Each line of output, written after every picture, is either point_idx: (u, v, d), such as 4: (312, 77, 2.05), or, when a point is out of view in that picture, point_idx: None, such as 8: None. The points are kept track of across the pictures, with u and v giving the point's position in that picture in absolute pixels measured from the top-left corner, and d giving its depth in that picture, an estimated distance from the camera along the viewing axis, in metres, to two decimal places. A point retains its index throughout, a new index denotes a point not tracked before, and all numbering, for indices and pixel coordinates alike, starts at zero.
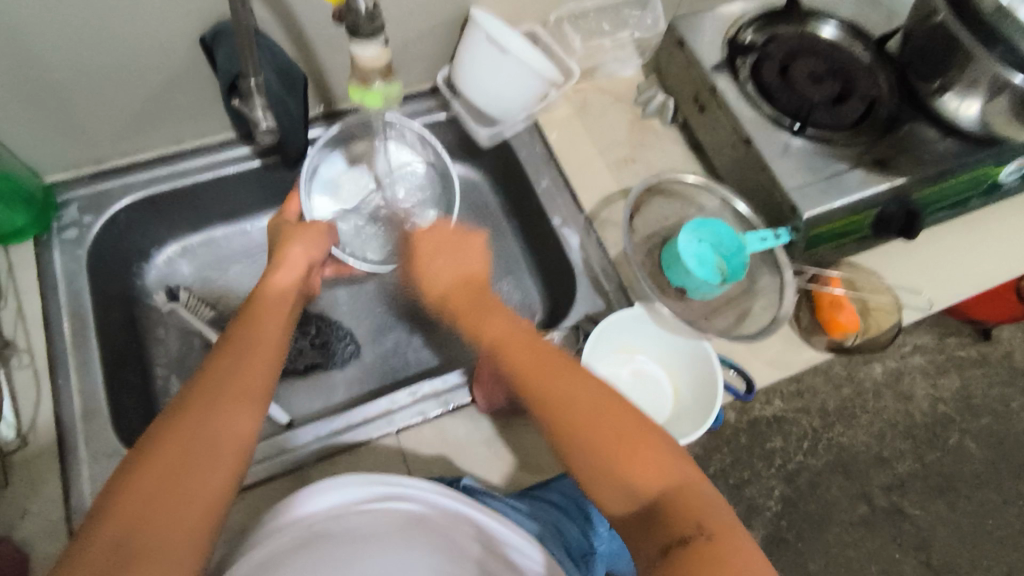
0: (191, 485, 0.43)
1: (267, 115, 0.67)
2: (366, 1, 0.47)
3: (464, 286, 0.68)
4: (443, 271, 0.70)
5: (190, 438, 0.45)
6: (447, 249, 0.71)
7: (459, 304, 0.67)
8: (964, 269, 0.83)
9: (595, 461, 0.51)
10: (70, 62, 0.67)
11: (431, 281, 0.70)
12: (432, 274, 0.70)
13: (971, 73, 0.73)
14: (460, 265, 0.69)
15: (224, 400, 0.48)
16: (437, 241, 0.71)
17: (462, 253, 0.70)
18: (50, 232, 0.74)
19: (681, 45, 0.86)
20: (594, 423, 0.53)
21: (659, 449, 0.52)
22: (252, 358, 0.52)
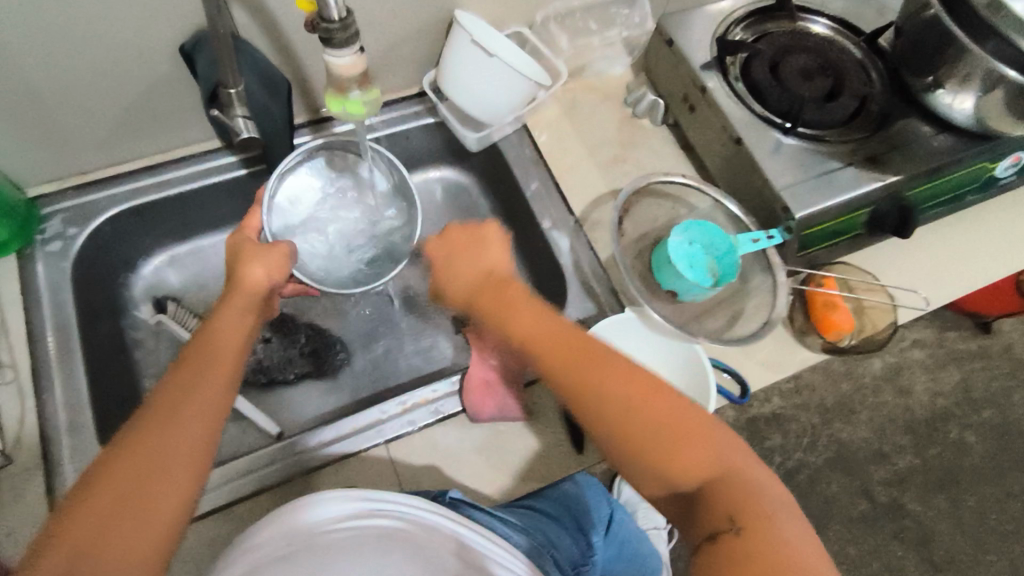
0: (130, 534, 0.41)
1: (247, 124, 0.66)
2: (338, 7, 0.45)
3: (488, 281, 0.61)
4: (462, 272, 0.63)
5: (143, 461, 0.44)
6: (458, 251, 0.65)
7: (483, 297, 0.60)
8: (959, 265, 0.82)
9: (640, 450, 0.47)
10: (48, 72, 0.66)
11: (455, 281, 0.64)
12: (452, 281, 0.63)
13: (964, 68, 0.71)
14: (474, 259, 0.63)
15: (182, 418, 0.47)
16: (453, 240, 0.66)
17: (476, 253, 0.64)
18: (33, 245, 0.74)
19: (670, 45, 0.85)
20: (630, 404, 0.48)
21: (700, 432, 0.48)
22: (209, 375, 0.50)
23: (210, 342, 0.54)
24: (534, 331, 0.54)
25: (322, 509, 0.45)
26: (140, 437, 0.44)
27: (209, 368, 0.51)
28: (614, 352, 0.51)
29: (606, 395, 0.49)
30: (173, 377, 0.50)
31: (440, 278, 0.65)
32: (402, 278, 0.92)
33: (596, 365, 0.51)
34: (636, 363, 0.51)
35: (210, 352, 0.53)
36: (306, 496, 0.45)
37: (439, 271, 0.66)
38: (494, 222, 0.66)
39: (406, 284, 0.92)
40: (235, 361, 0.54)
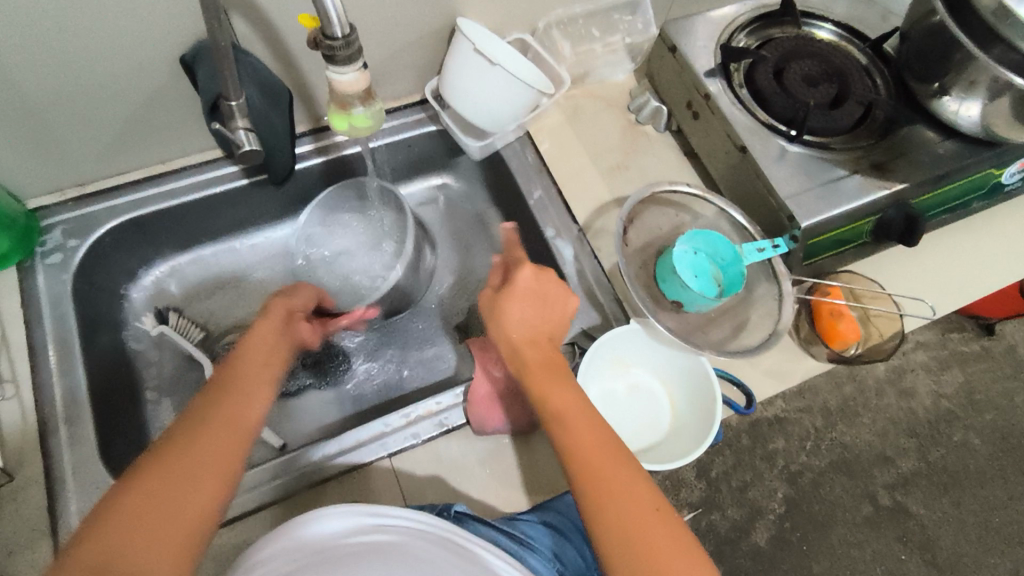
0: (171, 520, 0.43)
1: (249, 136, 0.65)
2: (342, 25, 0.45)
3: (543, 343, 0.63)
4: (532, 326, 0.64)
5: (173, 504, 0.44)
6: (536, 300, 0.65)
7: (526, 361, 0.62)
8: (965, 272, 0.82)
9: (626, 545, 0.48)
10: (48, 84, 0.65)
11: (511, 326, 0.64)
12: (512, 323, 0.64)
13: (970, 75, 0.70)
14: (541, 322, 0.64)
15: (210, 467, 0.47)
16: (531, 287, 0.65)
17: (553, 309, 0.65)
18: (33, 257, 0.73)
19: (673, 51, 0.84)
20: (630, 501, 0.50)
21: (683, 546, 0.49)
22: (242, 427, 0.51)
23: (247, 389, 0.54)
24: (574, 414, 0.56)
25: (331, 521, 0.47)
26: (171, 466, 0.45)
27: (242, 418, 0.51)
28: (632, 459, 0.54)
29: (614, 496, 0.51)
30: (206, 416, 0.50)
31: (501, 320, 0.64)
32: None
33: (606, 455, 0.53)
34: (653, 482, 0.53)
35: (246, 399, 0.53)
36: (317, 509, 0.47)
37: (496, 316, 0.65)
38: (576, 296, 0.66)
39: None
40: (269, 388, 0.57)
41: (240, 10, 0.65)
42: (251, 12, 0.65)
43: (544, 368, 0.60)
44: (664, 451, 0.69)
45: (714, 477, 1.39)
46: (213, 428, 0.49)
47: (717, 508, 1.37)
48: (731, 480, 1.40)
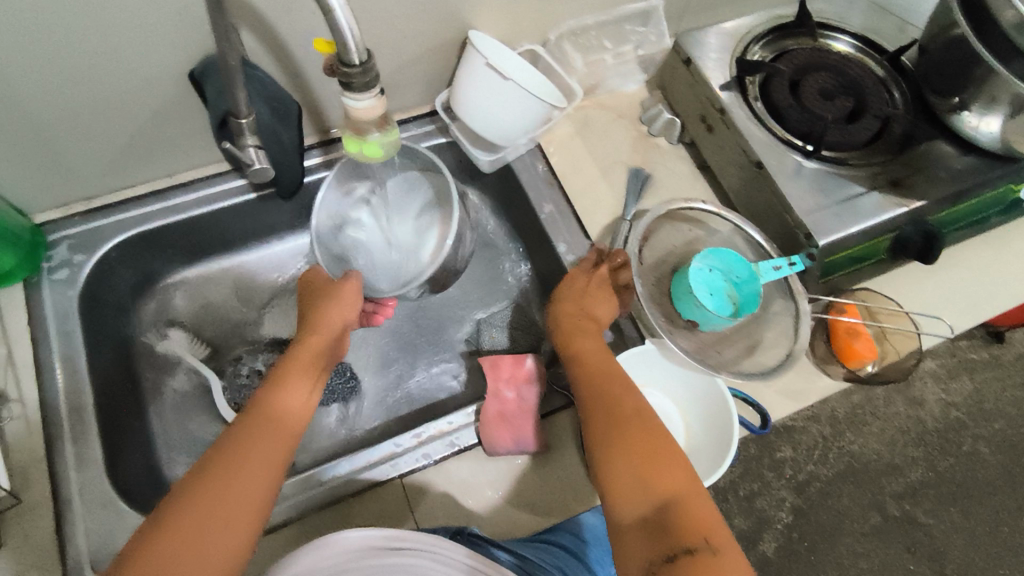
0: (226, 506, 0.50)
1: (258, 154, 0.65)
2: (359, 52, 0.44)
3: (583, 318, 0.70)
4: (597, 306, 0.71)
5: (232, 497, 0.50)
6: (585, 286, 0.72)
7: (572, 334, 0.69)
8: (982, 289, 0.81)
9: (626, 471, 0.54)
10: (54, 100, 0.64)
11: (566, 304, 0.71)
12: (563, 296, 0.72)
13: (991, 89, 0.69)
14: (586, 304, 0.71)
15: (256, 466, 0.53)
16: (581, 281, 0.73)
17: (600, 297, 0.72)
18: (39, 273, 0.72)
19: (687, 63, 0.83)
20: (637, 435, 0.57)
21: (675, 486, 0.53)
22: (291, 411, 0.59)
23: (286, 387, 0.61)
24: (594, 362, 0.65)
25: (348, 540, 0.50)
26: (220, 463, 0.52)
27: (282, 419, 0.58)
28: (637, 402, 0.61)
29: (620, 427, 0.58)
30: (253, 420, 0.56)
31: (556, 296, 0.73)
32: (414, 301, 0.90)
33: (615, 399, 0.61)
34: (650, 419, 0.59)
35: (284, 399, 0.59)
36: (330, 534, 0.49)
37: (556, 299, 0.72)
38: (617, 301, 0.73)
39: (417, 306, 0.90)
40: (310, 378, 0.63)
41: (248, 24, 0.64)
42: (260, 25, 0.64)
43: (592, 341, 0.68)
44: None
45: (722, 486, 1.38)
46: (250, 439, 0.54)
47: (725, 517, 1.37)
48: (738, 490, 1.39)
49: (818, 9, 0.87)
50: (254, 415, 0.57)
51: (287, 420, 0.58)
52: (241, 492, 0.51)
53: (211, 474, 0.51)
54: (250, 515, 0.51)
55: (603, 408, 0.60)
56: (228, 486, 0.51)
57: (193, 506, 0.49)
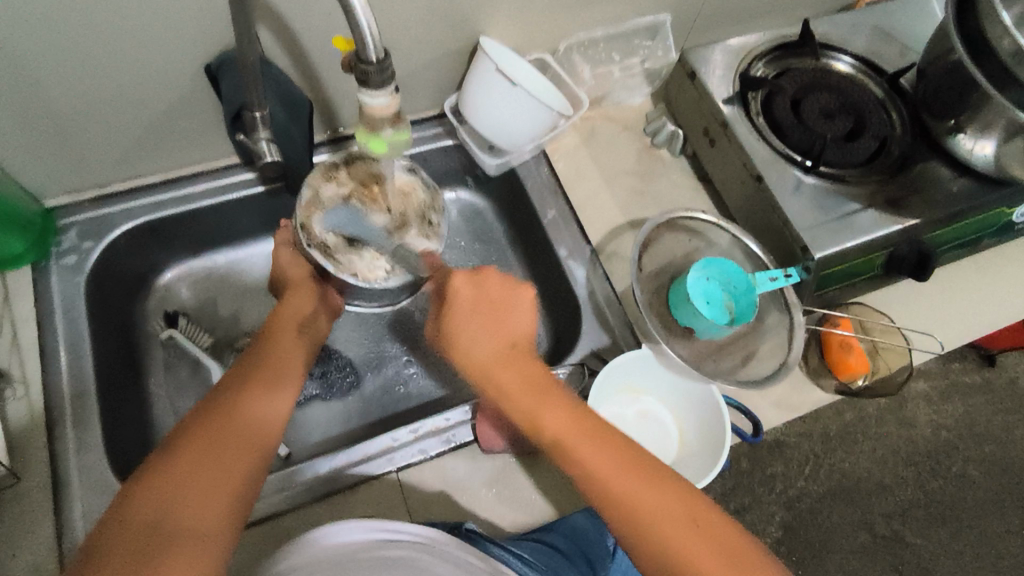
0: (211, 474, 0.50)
1: (270, 147, 0.67)
2: (377, 50, 0.46)
3: (509, 353, 0.61)
4: (478, 343, 0.61)
5: (215, 460, 0.51)
6: (483, 307, 0.62)
7: (509, 386, 0.60)
8: (973, 309, 0.82)
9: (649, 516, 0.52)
10: (73, 89, 0.65)
11: (473, 355, 0.61)
12: (477, 343, 0.61)
13: (986, 115, 0.71)
14: (500, 326, 0.62)
15: (237, 441, 0.53)
16: (482, 292, 0.63)
17: (502, 317, 0.62)
18: (47, 258, 0.73)
19: (692, 77, 0.85)
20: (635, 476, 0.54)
21: (708, 521, 0.53)
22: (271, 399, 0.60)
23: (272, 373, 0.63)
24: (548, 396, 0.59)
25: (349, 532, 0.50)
26: (194, 446, 0.51)
27: (263, 399, 0.59)
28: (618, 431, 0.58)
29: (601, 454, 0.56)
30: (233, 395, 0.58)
31: (455, 342, 0.62)
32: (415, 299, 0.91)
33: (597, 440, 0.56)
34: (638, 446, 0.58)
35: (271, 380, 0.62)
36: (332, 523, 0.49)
37: (450, 342, 0.62)
38: (530, 285, 0.64)
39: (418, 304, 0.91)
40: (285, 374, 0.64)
41: (266, 22, 0.65)
42: (277, 24, 0.66)
43: (525, 392, 0.59)
44: None
45: (712, 499, 1.38)
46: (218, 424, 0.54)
47: None
48: (729, 503, 1.39)
49: (822, 31, 0.89)
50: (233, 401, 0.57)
51: (259, 398, 0.59)
52: (221, 459, 0.51)
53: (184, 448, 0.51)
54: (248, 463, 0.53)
55: (597, 472, 0.55)
56: (211, 449, 0.51)
57: (180, 469, 0.49)
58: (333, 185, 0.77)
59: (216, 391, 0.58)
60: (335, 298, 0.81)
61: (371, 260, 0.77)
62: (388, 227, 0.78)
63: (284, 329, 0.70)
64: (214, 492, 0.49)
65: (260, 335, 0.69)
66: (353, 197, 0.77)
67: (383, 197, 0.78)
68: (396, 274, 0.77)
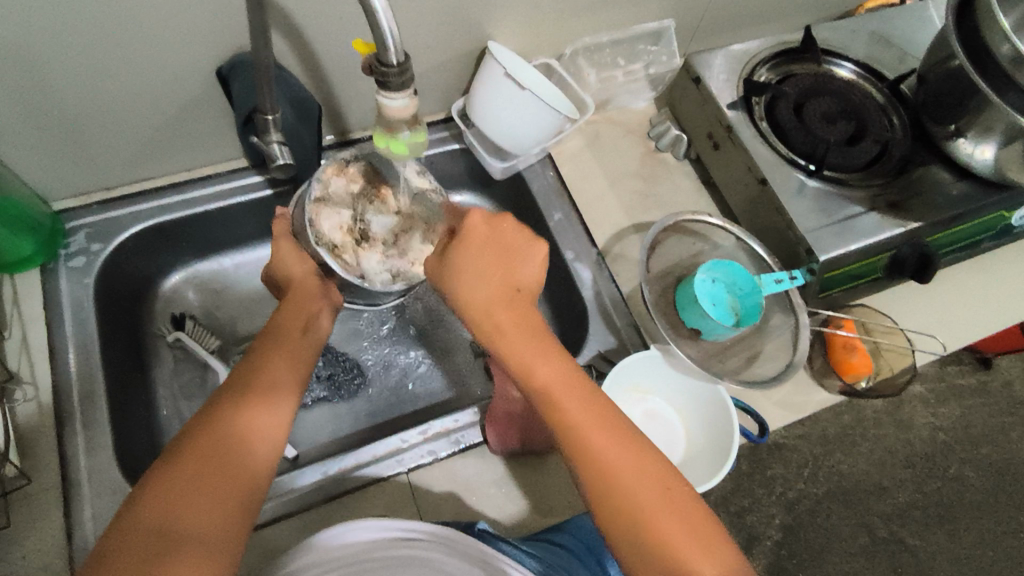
0: (212, 484, 0.49)
1: (281, 150, 0.68)
2: (397, 53, 0.47)
3: (513, 298, 0.60)
4: (475, 285, 0.59)
5: (216, 469, 0.49)
6: (493, 249, 0.61)
7: (501, 326, 0.58)
8: (973, 311, 0.83)
9: (648, 518, 0.51)
10: (85, 91, 0.66)
11: (473, 294, 0.59)
12: (477, 281, 0.59)
13: (986, 119, 0.72)
14: (502, 274, 0.60)
15: (239, 450, 0.51)
16: (493, 236, 0.62)
17: (510, 261, 0.61)
18: (56, 259, 0.73)
19: (696, 82, 0.86)
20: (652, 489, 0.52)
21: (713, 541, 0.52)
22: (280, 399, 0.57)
23: (283, 367, 0.60)
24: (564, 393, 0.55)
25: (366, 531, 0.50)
26: (199, 452, 0.50)
27: (269, 400, 0.56)
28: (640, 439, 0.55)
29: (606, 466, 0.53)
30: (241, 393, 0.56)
31: (455, 280, 0.60)
32: (421, 302, 0.91)
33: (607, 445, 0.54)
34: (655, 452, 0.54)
35: (281, 376, 0.59)
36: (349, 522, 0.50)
37: (449, 277, 0.61)
38: (544, 239, 0.63)
39: (424, 306, 0.91)
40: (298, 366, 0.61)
41: (277, 25, 0.66)
42: (289, 28, 0.66)
43: (522, 335, 0.58)
44: None
45: (713, 501, 1.38)
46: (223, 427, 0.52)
47: None
48: (729, 505, 1.39)
49: (823, 37, 0.91)
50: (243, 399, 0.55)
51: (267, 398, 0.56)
52: (218, 473, 0.49)
53: (190, 451, 0.49)
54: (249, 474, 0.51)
55: (591, 454, 0.53)
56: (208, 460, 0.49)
57: (178, 480, 0.48)
58: (342, 181, 0.77)
59: (213, 395, 0.56)
60: (336, 291, 0.73)
61: (377, 263, 0.77)
62: (393, 230, 0.79)
63: (287, 325, 0.65)
64: (212, 505, 0.48)
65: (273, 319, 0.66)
66: (360, 196, 0.78)
67: (393, 201, 0.79)
68: (403, 278, 0.78)
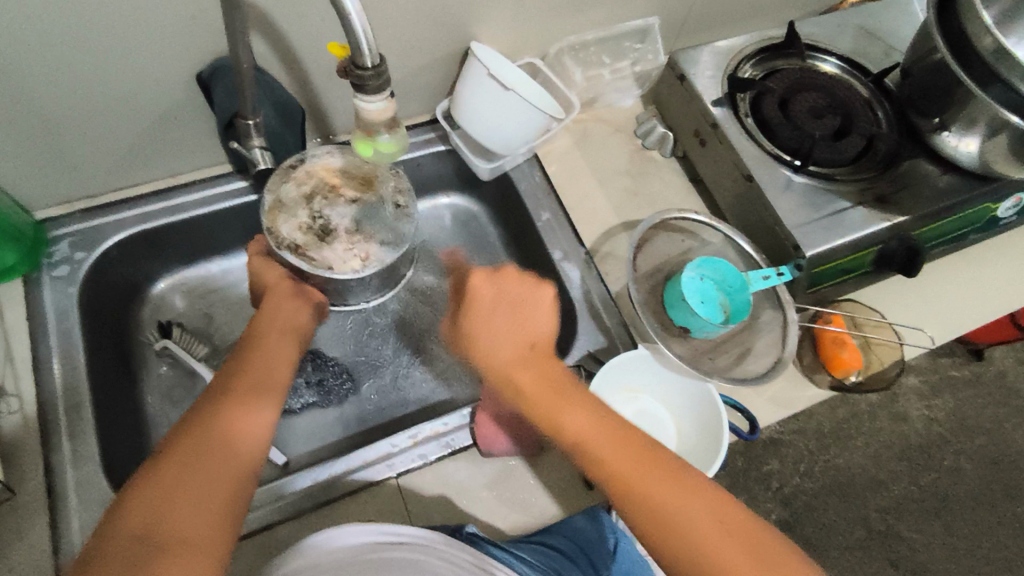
0: (200, 485, 0.49)
1: (264, 154, 0.69)
2: (373, 55, 0.47)
3: (529, 350, 0.62)
4: (500, 343, 0.62)
5: (200, 471, 0.50)
6: (505, 305, 0.64)
7: (523, 374, 0.61)
8: (962, 304, 0.84)
9: (659, 507, 0.53)
10: (64, 100, 0.65)
11: (493, 355, 0.62)
12: (494, 338, 0.63)
13: (969, 113, 0.72)
14: (519, 326, 0.63)
15: (222, 449, 0.52)
16: (504, 290, 0.64)
17: (525, 315, 0.63)
18: (40, 269, 0.73)
19: (681, 80, 0.86)
20: (655, 482, 0.54)
21: (721, 513, 0.53)
22: (262, 401, 0.58)
23: (265, 374, 0.61)
24: (585, 424, 0.57)
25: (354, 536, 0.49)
26: (182, 457, 0.50)
27: (253, 402, 0.57)
28: (642, 438, 0.57)
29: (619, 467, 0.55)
30: (225, 398, 0.56)
31: (474, 338, 0.63)
32: (409, 305, 0.91)
33: (621, 446, 0.56)
34: (657, 447, 0.57)
35: (264, 382, 0.60)
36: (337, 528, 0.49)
37: (471, 337, 0.64)
38: (548, 284, 0.65)
39: (413, 309, 0.91)
40: (278, 370, 0.62)
41: (258, 30, 0.65)
42: (270, 32, 0.66)
43: (538, 384, 0.60)
44: None
45: None
46: (208, 431, 0.52)
47: None
48: None
49: (808, 32, 0.90)
50: (225, 404, 0.56)
51: (250, 401, 0.57)
52: (205, 478, 0.50)
53: (172, 457, 0.50)
54: (237, 471, 0.52)
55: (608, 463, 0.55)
56: (194, 468, 0.50)
57: (163, 484, 0.48)
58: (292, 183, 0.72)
59: (196, 406, 0.56)
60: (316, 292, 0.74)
61: (344, 252, 0.72)
62: (356, 218, 0.73)
63: (267, 332, 0.66)
64: (201, 504, 0.48)
65: (253, 326, 0.67)
66: (315, 190, 0.72)
67: (348, 188, 0.74)
68: (374, 261, 0.72)
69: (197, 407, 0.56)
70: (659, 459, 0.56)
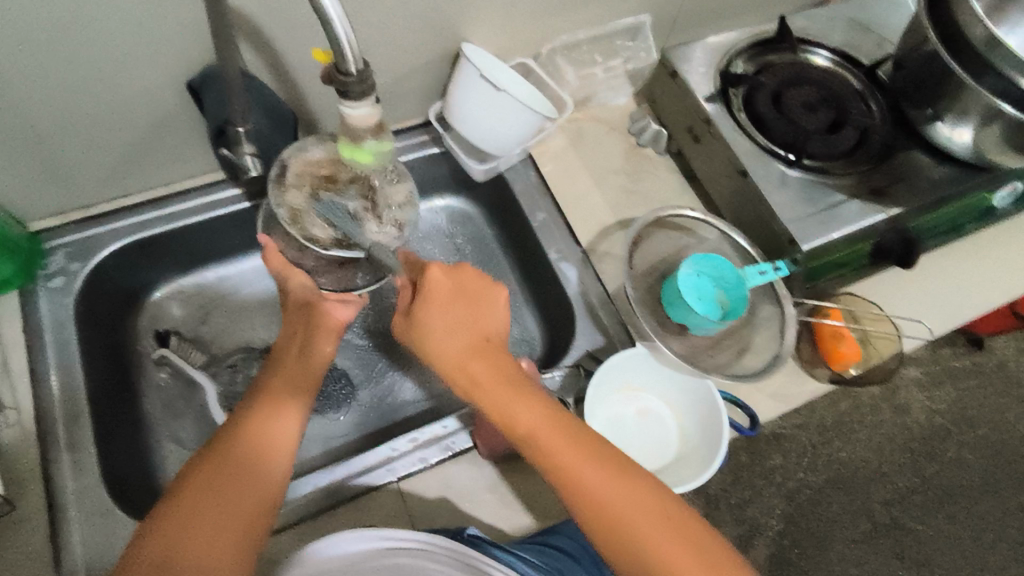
0: (220, 517, 0.50)
1: (255, 161, 0.68)
2: (356, 61, 0.47)
3: (484, 346, 0.60)
4: (446, 338, 0.59)
5: (220, 503, 0.51)
6: (461, 299, 0.60)
7: (475, 378, 0.59)
8: (959, 294, 0.84)
9: (652, 549, 0.53)
10: (54, 109, 0.65)
11: (443, 349, 0.59)
12: (444, 337, 0.59)
13: (964, 103, 0.72)
14: (472, 322, 0.60)
15: (244, 478, 0.53)
16: (457, 283, 0.60)
17: (478, 311, 0.60)
18: (35, 281, 0.72)
19: (674, 76, 0.85)
20: (657, 520, 0.54)
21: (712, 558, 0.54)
22: (285, 420, 0.58)
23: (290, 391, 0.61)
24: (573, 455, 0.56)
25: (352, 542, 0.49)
26: (201, 488, 0.51)
27: (275, 423, 0.57)
28: (634, 472, 0.57)
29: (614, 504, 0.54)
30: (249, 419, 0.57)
31: (426, 339, 0.59)
32: None
33: (618, 486, 0.55)
34: (654, 484, 0.57)
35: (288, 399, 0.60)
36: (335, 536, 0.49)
37: (420, 333, 0.60)
38: (502, 285, 0.63)
39: None
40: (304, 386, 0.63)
41: (249, 37, 0.65)
42: (260, 38, 0.66)
43: (499, 385, 0.58)
44: (675, 475, 0.70)
45: (712, 494, 1.38)
46: (228, 459, 0.53)
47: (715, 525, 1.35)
48: (730, 497, 1.37)
49: (799, 26, 0.90)
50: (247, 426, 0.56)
51: (273, 421, 0.58)
52: (226, 509, 0.51)
53: (192, 487, 0.51)
54: (258, 500, 0.53)
55: (605, 501, 0.54)
56: (214, 499, 0.51)
57: (184, 516, 0.49)
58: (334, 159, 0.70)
59: (221, 428, 0.56)
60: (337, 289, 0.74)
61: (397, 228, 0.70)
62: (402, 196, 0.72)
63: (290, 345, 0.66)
64: (221, 534, 0.49)
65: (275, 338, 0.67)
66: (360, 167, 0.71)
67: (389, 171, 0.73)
68: None
69: (219, 431, 0.56)
70: (660, 497, 0.56)
